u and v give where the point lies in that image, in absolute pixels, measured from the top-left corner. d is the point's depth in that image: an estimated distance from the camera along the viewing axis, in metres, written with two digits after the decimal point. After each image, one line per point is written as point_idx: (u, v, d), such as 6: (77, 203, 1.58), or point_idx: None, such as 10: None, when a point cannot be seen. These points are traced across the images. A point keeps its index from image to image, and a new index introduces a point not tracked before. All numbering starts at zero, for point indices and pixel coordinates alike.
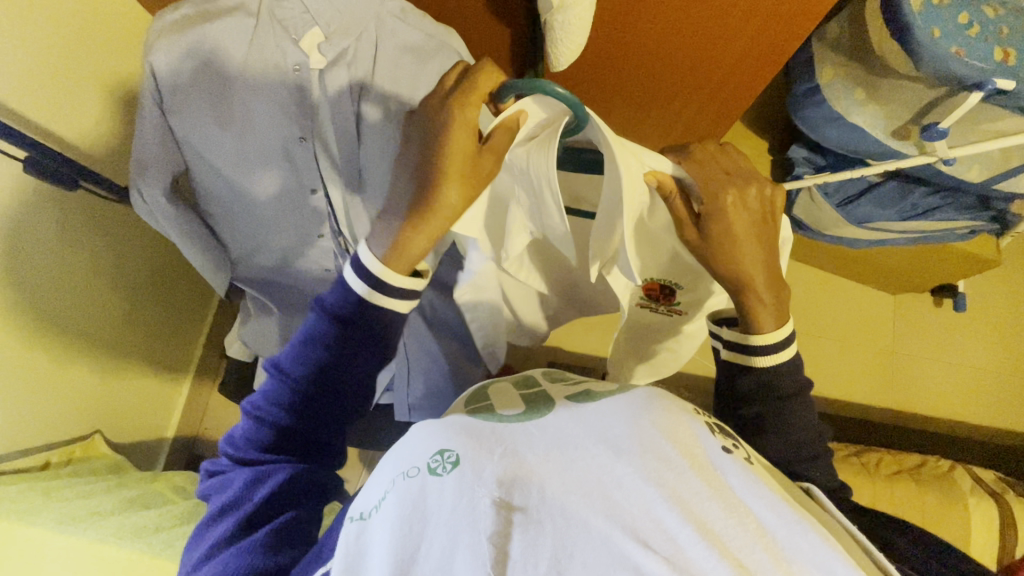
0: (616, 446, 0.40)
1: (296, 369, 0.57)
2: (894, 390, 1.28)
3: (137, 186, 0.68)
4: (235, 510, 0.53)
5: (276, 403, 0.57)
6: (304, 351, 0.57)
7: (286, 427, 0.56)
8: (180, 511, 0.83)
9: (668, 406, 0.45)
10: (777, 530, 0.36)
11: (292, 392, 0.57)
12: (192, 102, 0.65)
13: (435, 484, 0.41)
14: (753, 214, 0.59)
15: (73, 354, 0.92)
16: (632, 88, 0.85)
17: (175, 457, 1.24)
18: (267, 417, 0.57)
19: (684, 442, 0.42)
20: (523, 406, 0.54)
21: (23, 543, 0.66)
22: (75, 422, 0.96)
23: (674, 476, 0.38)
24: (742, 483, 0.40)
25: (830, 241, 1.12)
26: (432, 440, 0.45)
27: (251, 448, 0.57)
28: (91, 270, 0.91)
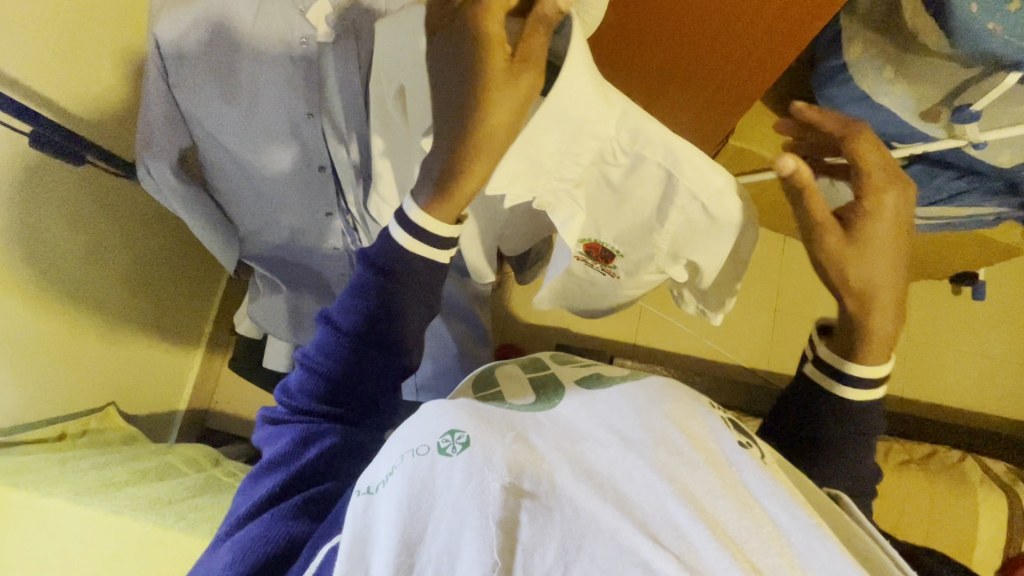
0: (627, 439, 0.40)
1: (350, 323, 0.56)
2: (906, 378, 1.26)
3: (144, 161, 0.68)
4: (284, 467, 0.53)
5: (333, 355, 0.56)
6: (355, 304, 0.56)
7: (337, 380, 0.56)
8: (193, 483, 0.85)
9: (680, 397, 0.44)
10: (792, 534, 0.36)
11: (345, 347, 0.56)
12: (199, 75, 0.64)
13: (445, 463, 0.41)
14: (900, 235, 0.57)
15: (84, 328, 0.92)
16: (640, 70, 0.82)
17: (188, 428, 1.26)
18: (322, 367, 0.56)
19: (696, 435, 0.41)
20: (533, 394, 0.53)
21: (41, 513, 0.67)
22: (89, 395, 0.98)
23: (686, 470, 0.38)
24: (757, 480, 0.39)
25: None
26: (444, 419, 0.45)
27: (305, 400, 0.56)
28: (101, 246, 0.91)
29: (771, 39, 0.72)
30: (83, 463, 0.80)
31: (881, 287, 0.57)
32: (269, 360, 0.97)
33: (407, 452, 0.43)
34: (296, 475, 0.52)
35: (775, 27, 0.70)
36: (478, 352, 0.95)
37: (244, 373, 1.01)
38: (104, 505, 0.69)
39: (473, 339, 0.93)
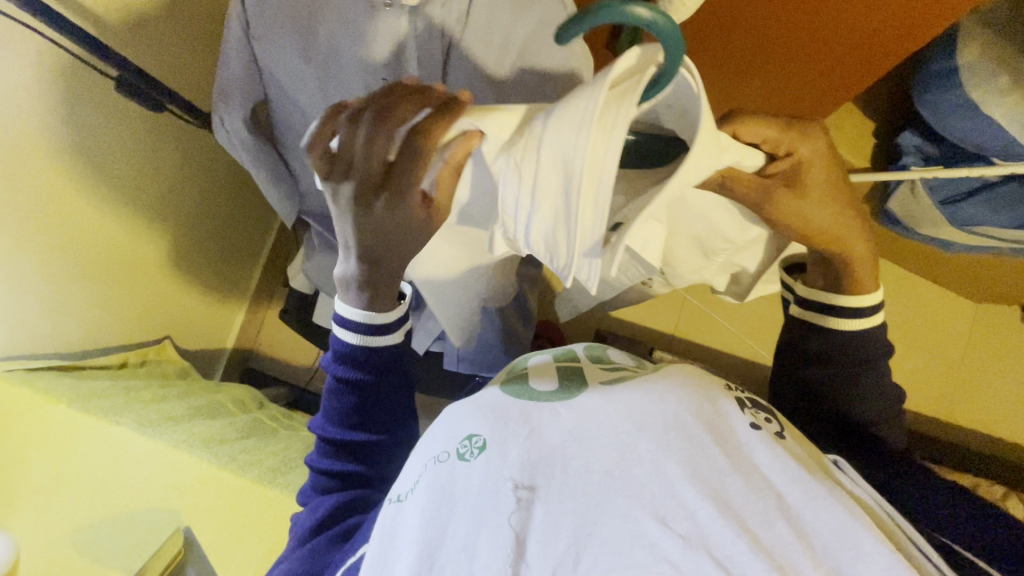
0: (640, 424, 0.42)
1: (335, 419, 0.60)
2: (950, 402, 1.23)
3: (220, 113, 0.69)
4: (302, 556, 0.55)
5: (326, 450, 0.60)
6: (335, 400, 0.60)
7: (337, 469, 0.59)
8: (241, 424, 0.90)
9: (698, 385, 0.47)
10: (799, 506, 0.38)
11: (336, 439, 0.59)
12: (275, 28, 0.63)
13: (463, 469, 0.42)
14: (830, 174, 0.57)
15: (146, 266, 0.97)
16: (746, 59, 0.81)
17: (233, 365, 1.32)
18: (333, 435, 0.60)
19: (710, 420, 0.43)
20: (557, 381, 0.53)
21: (107, 437, 0.73)
22: (147, 328, 1.03)
23: (698, 452, 0.40)
24: (769, 460, 0.40)
25: (922, 237, 1.11)
26: (465, 422, 0.47)
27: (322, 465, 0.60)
28: (165, 187, 0.93)
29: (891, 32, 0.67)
30: (145, 394, 0.85)
31: (843, 228, 0.59)
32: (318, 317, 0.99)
33: (431, 459, 0.45)
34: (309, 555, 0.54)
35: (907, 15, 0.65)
36: (520, 330, 0.94)
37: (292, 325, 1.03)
38: (166, 438, 0.74)
39: (516, 316, 0.93)
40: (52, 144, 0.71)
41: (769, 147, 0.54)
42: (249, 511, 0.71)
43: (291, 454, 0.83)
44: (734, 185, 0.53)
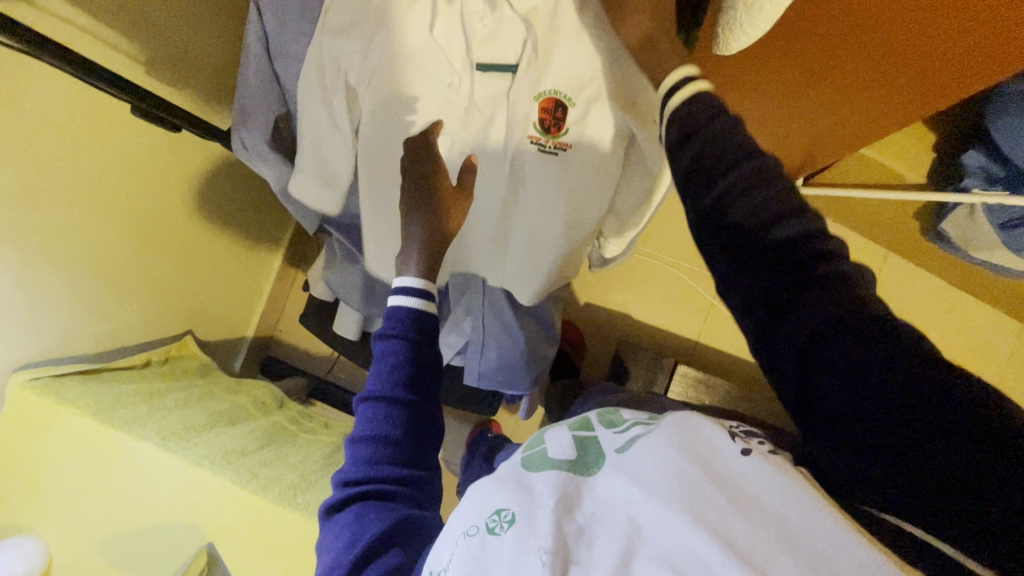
0: (641, 482, 0.42)
1: (394, 387, 0.52)
2: None
3: (240, 134, 0.66)
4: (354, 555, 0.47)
5: (382, 418, 0.51)
6: (394, 367, 0.53)
7: (397, 442, 0.51)
8: (262, 430, 0.90)
9: (687, 424, 0.46)
10: (801, 530, 0.35)
11: (396, 408, 0.51)
12: (295, 44, 0.60)
13: (494, 544, 0.43)
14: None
15: (166, 269, 0.96)
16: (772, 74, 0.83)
17: (253, 353, 1.33)
18: (377, 441, 0.51)
19: (702, 459, 0.42)
20: (574, 453, 0.51)
21: (131, 453, 0.73)
22: (169, 324, 1.03)
23: (701, 499, 0.39)
24: (766, 486, 0.38)
25: (971, 258, 1.04)
26: (491, 498, 0.48)
27: (363, 481, 0.50)
28: (175, 182, 0.91)
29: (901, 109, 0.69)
30: (167, 400, 0.86)
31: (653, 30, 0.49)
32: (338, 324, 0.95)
33: (460, 533, 0.46)
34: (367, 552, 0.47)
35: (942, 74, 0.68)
36: (544, 349, 0.92)
37: (312, 329, 1.02)
38: (188, 455, 0.74)
39: (540, 337, 0.91)
40: None
41: None
42: (271, 530, 0.72)
43: (313, 467, 0.83)
44: None
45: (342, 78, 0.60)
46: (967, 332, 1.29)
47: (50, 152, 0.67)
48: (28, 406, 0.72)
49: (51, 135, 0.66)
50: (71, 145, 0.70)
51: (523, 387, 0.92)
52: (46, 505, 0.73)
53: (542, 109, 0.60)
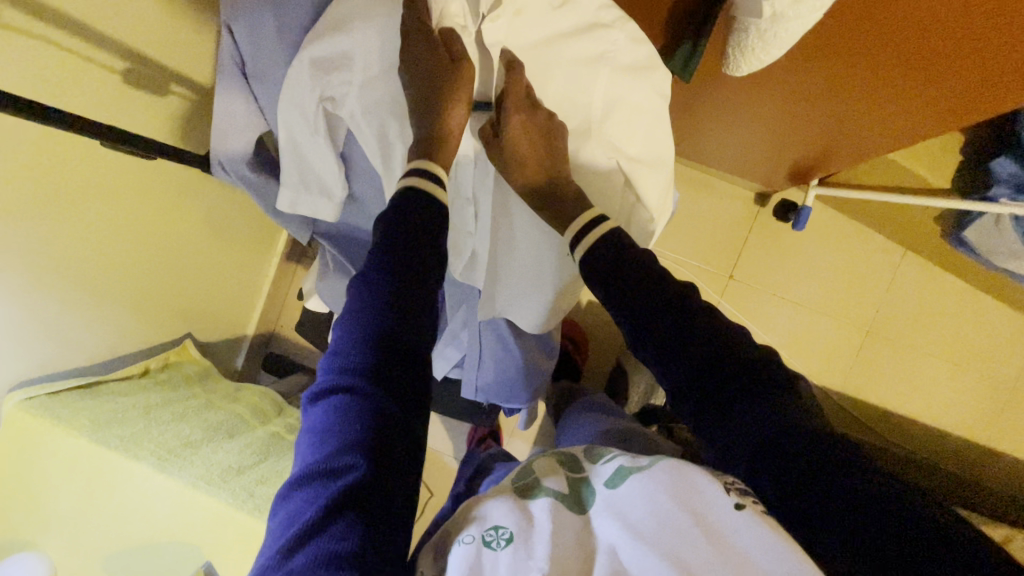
0: (632, 523, 0.42)
1: (382, 298, 0.47)
2: (972, 417, 1.26)
3: (219, 158, 0.62)
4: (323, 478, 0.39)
5: (365, 330, 0.45)
6: (380, 283, 0.48)
7: (382, 353, 0.44)
8: (261, 442, 0.91)
9: (679, 466, 0.44)
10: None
11: (381, 319, 0.46)
12: (274, 68, 0.57)
13: (491, 559, 0.41)
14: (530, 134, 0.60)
15: (172, 277, 0.94)
16: (765, 85, 0.81)
17: (254, 351, 1.33)
18: (366, 337, 0.45)
19: (693, 505, 0.41)
20: (568, 487, 0.48)
21: (128, 474, 0.74)
22: (171, 328, 1.01)
23: (685, 546, 0.39)
24: (758, 545, 0.37)
25: (994, 266, 1.00)
26: (489, 513, 0.46)
27: (342, 380, 0.43)
28: (177, 198, 0.88)
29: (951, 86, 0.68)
30: (164, 413, 0.86)
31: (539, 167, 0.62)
32: None
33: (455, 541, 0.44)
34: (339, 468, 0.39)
35: (946, 102, 0.71)
36: (542, 363, 0.89)
37: (307, 336, 1.01)
38: (183, 475, 0.75)
39: (540, 352, 0.88)
40: (56, 182, 0.66)
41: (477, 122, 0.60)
42: None
43: None
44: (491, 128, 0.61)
45: (320, 100, 0.56)
46: (980, 330, 1.25)
47: (46, 184, 0.65)
48: (22, 428, 0.72)
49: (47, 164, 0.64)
50: (65, 173, 0.67)
51: (522, 402, 0.90)
52: (48, 523, 0.75)
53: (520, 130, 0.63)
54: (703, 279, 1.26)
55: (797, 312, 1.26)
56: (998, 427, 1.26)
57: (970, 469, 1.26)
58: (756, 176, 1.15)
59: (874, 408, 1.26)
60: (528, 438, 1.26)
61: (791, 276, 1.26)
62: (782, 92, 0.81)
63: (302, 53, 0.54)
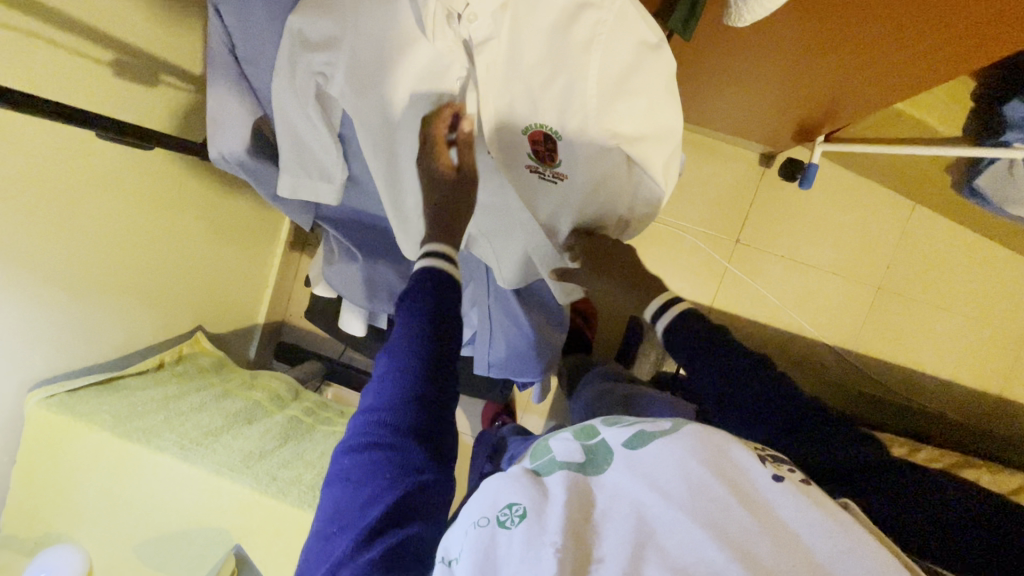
0: (659, 487, 0.40)
1: (413, 352, 0.47)
2: (987, 367, 1.26)
3: (217, 145, 0.61)
4: (361, 525, 0.43)
5: (399, 385, 0.46)
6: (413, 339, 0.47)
7: (417, 410, 0.45)
8: (280, 428, 0.92)
9: (711, 439, 0.43)
10: (828, 564, 0.35)
11: (415, 376, 0.46)
12: (263, 49, 0.56)
13: (505, 537, 0.40)
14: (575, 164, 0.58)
15: (177, 270, 0.94)
16: (768, 42, 0.78)
17: (266, 341, 1.33)
18: (400, 392, 0.46)
19: (726, 474, 0.40)
20: (580, 455, 0.46)
21: (152, 464, 0.75)
22: (183, 321, 1.02)
23: (720, 513, 0.37)
24: (801, 517, 0.37)
25: (1008, 215, 0.98)
26: (505, 489, 0.44)
27: (373, 434, 0.46)
28: (178, 190, 0.87)
29: (964, 31, 0.65)
30: (182, 404, 0.87)
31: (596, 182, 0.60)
32: (343, 320, 0.94)
33: (470, 524, 0.42)
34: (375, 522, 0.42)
35: (957, 51, 0.69)
36: (554, 337, 0.89)
37: (317, 323, 1.01)
38: (206, 464, 0.76)
39: (551, 325, 0.88)
40: (57, 180, 0.66)
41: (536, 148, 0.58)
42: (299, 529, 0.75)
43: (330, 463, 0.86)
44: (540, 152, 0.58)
45: (312, 76, 0.55)
46: (996, 281, 1.24)
47: (43, 188, 0.65)
48: (43, 426, 0.73)
49: (42, 167, 0.63)
50: (63, 174, 0.67)
51: (535, 374, 0.89)
52: (82, 513, 0.77)
53: (530, 140, 0.58)
54: (711, 245, 1.25)
55: (806, 273, 1.25)
56: (1013, 379, 1.26)
57: (984, 418, 1.26)
58: (761, 136, 1.13)
59: (886, 364, 1.26)
60: (543, 412, 1.27)
61: (800, 236, 1.24)
62: (787, 44, 0.78)
63: (290, 24, 0.52)
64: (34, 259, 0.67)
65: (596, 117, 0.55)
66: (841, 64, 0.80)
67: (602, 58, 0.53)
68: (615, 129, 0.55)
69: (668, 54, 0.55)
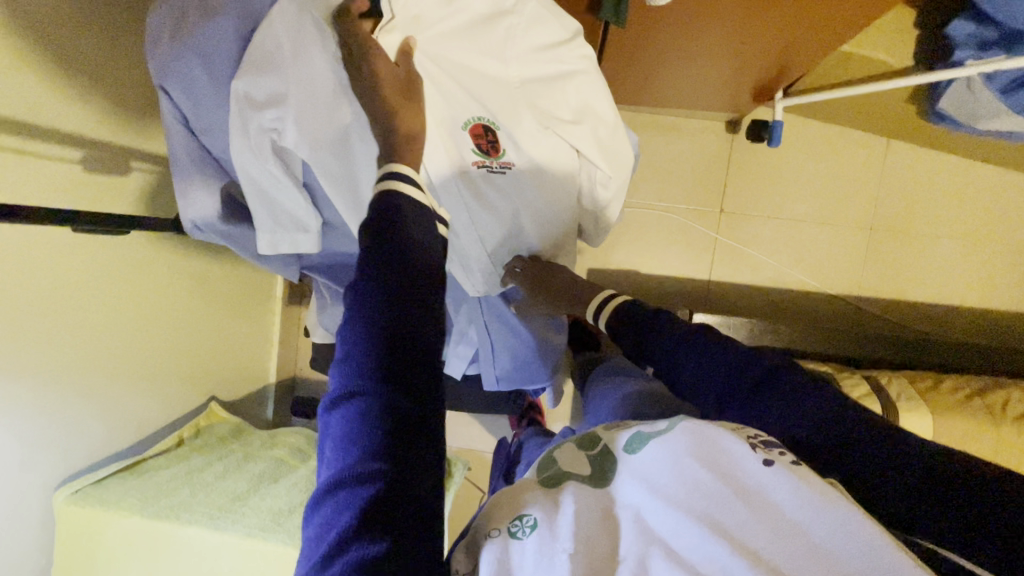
0: (659, 489, 0.41)
1: (379, 299, 0.41)
2: (999, 284, 1.24)
3: (190, 217, 0.63)
4: (349, 497, 0.37)
5: (369, 335, 0.40)
6: (377, 287, 0.42)
7: (393, 357, 0.40)
8: (305, 480, 0.92)
9: (704, 433, 0.43)
10: (826, 542, 0.35)
11: (384, 323, 0.41)
12: (215, 118, 0.57)
13: (518, 548, 0.40)
14: (532, 155, 0.60)
15: (180, 345, 0.95)
16: (700, 15, 0.80)
17: (281, 398, 1.34)
18: (370, 343, 0.40)
19: (719, 468, 0.41)
20: (589, 468, 0.46)
21: (187, 537, 0.77)
22: (195, 394, 1.03)
23: (719, 509, 0.39)
24: (793, 496, 0.37)
25: (978, 131, 0.99)
26: (513, 501, 0.44)
27: (354, 388, 0.39)
28: (168, 269, 0.90)
29: None
30: (206, 475, 0.88)
31: (551, 163, 0.61)
32: None
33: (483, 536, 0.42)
34: (365, 496, 0.36)
35: None
36: (554, 337, 0.90)
37: (324, 372, 1.02)
38: (237, 528, 0.77)
39: (550, 328, 0.89)
40: (51, 281, 0.69)
41: (478, 141, 0.59)
42: None
43: None
44: (487, 145, 0.59)
45: (265, 133, 0.57)
46: (986, 197, 1.23)
47: (38, 292, 0.67)
48: (75, 522, 0.75)
49: (36, 272, 0.66)
50: (57, 274, 0.70)
51: (546, 378, 0.89)
52: None
53: (474, 136, 0.58)
54: (695, 219, 1.26)
55: (796, 228, 1.25)
56: None
57: (1005, 335, 1.25)
58: (720, 105, 1.14)
59: (894, 301, 1.25)
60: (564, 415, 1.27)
61: (782, 194, 1.25)
62: (720, 14, 0.80)
63: (235, 90, 0.54)
64: (44, 362, 0.70)
65: (531, 105, 0.58)
66: (778, 21, 0.81)
67: (522, 58, 0.57)
68: (548, 114, 0.59)
69: (585, 42, 0.58)
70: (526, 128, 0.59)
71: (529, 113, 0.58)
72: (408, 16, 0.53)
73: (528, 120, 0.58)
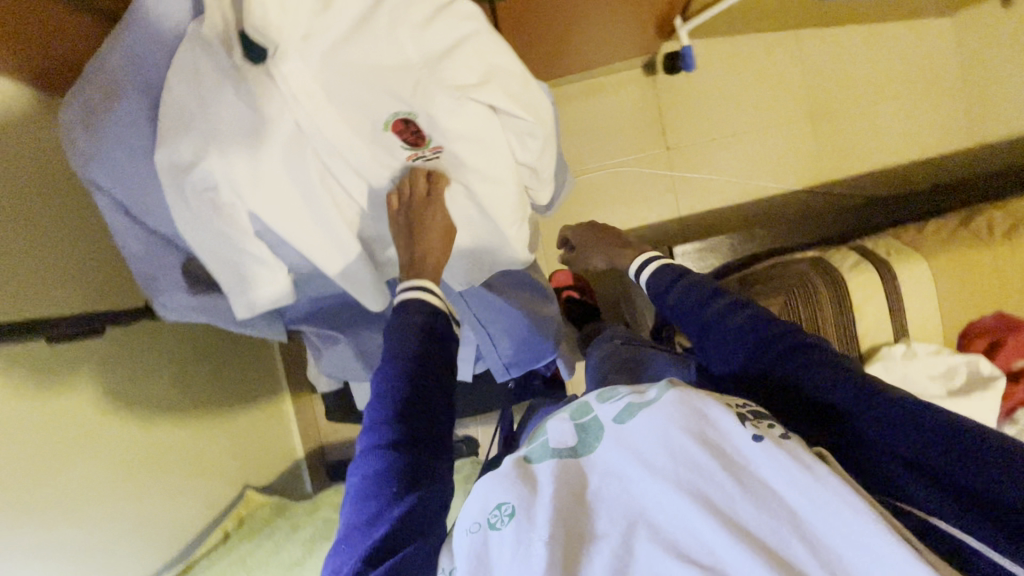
0: (647, 461, 0.42)
1: (399, 383, 0.56)
2: (940, 132, 1.30)
3: (158, 299, 0.65)
4: (374, 530, 0.49)
5: (393, 410, 0.54)
6: (397, 373, 0.57)
7: (412, 428, 0.54)
8: None
9: (695, 406, 0.44)
10: (806, 514, 0.38)
11: (404, 400, 0.55)
12: (151, 195, 0.59)
13: (497, 540, 0.41)
14: (462, 138, 0.60)
15: (202, 444, 0.95)
16: None
17: (314, 467, 1.33)
18: (395, 411, 0.54)
19: (708, 442, 0.42)
20: (573, 437, 0.47)
21: None
22: (228, 486, 1.02)
23: (707, 482, 0.40)
24: (777, 472, 0.39)
25: None
26: (489, 488, 0.45)
27: (381, 446, 0.53)
28: (177, 370, 0.90)
29: None
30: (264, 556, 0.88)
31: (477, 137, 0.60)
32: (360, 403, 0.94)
33: (463, 532, 0.44)
34: (387, 530, 0.48)
35: None
36: (546, 309, 0.91)
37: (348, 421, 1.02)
38: None
39: (537, 302, 0.89)
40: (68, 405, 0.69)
41: (404, 136, 0.61)
42: None
43: None
44: (411, 137, 0.61)
45: (199, 194, 0.56)
46: (906, 56, 1.28)
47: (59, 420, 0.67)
48: None
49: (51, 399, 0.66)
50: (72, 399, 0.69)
51: (551, 351, 0.90)
52: None
53: (396, 132, 0.60)
54: (650, 163, 1.28)
55: (747, 140, 1.28)
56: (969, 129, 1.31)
57: (960, 176, 1.31)
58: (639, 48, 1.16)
59: (853, 178, 1.30)
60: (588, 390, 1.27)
61: (722, 113, 1.27)
62: None
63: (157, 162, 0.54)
64: (82, 492, 0.70)
65: (433, 80, 0.56)
66: None
67: (416, 34, 0.54)
68: (457, 84, 0.57)
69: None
70: (441, 109, 0.57)
71: (438, 92, 0.57)
72: (297, 36, 0.51)
73: (437, 98, 0.57)
